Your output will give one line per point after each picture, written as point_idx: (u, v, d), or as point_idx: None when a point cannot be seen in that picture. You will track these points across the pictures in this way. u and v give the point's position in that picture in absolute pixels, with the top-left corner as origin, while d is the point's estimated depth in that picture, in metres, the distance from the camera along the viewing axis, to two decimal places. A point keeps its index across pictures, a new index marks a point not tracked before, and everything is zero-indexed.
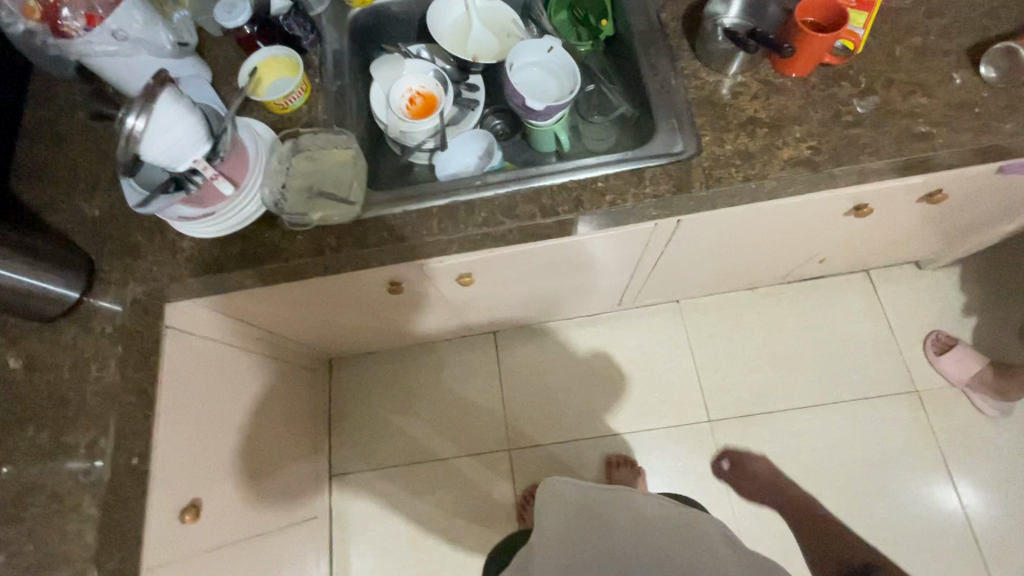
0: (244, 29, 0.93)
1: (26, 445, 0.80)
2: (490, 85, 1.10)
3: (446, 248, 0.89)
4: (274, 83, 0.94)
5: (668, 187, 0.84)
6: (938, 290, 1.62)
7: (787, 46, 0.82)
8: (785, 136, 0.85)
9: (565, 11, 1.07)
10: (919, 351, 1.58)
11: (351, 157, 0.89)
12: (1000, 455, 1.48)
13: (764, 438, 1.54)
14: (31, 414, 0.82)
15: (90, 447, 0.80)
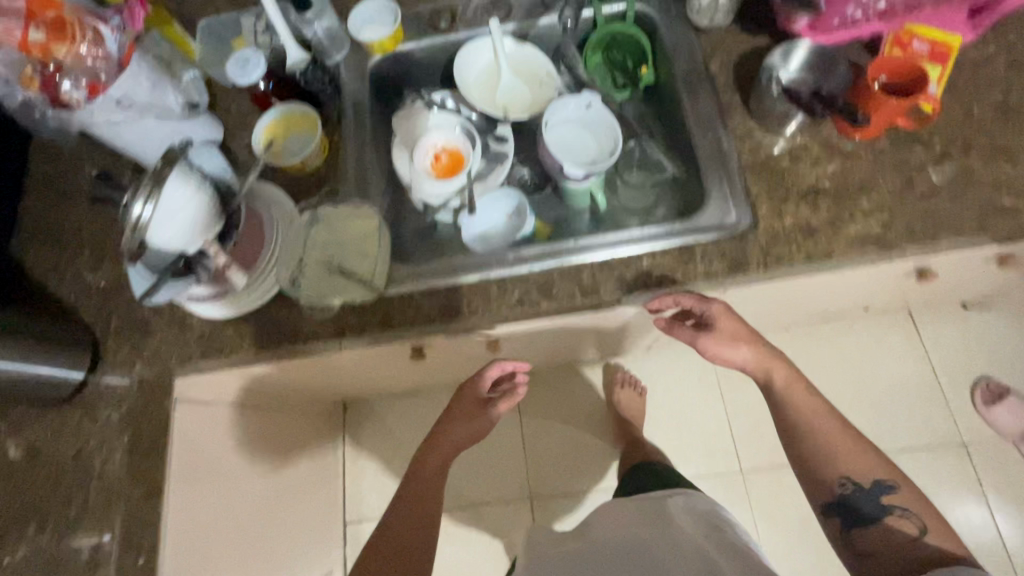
0: (259, 85, 0.86)
1: (29, 545, 0.75)
2: (519, 134, 1.03)
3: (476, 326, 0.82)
4: (290, 141, 0.87)
5: (721, 266, 0.77)
6: (987, 333, 1.52)
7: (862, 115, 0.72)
8: (851, 209, 0.77)
9: (602, 52, 0.97)
10: (967, 399, 1.49)
11: (375, 228, 0.82)
12: None
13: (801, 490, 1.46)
14: (33, 509, 0.76)
15: (96, 547, 0.75)
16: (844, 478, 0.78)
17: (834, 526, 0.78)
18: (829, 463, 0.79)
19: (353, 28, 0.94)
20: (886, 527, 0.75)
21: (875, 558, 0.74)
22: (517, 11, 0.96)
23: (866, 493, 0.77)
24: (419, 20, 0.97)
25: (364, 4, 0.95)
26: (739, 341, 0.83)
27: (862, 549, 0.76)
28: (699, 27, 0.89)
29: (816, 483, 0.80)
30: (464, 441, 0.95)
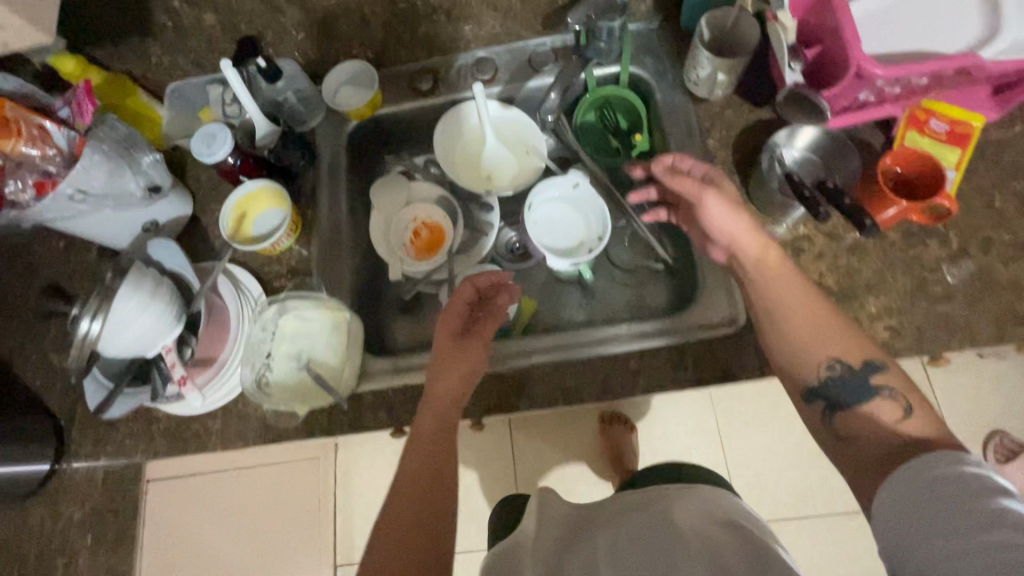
0: (228, 161, 0.81)
1: None
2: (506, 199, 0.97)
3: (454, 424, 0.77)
4: (261, 218, 0.85)
5: (714, 372, 0.71)
6: (1002, 385, 1.45)
7: (869, 223, 0.65)
8: (857, 311, 0.71)
9: (596, 111, 0.90)
10: (978, 454, 1.43)
11: (343, 319, 0.78)
12: None
13: (802, 547, 1.41)
14: None
15: None
16: (834, 358, 0.59)
17: (815, 413, 0.59)
18: (810, 347, 0.60)
19: (327, 92, 0.88)
20: (873, 405, 0.55)
21: (853, 447, 0.54)
22: (503, 71, 0.89)
23: (856, 376, 0.57)
24: (399, 79, 0.90)
25: (341, 65, 0.88)
26: (726, 200, 0.68)
27: (845, 432, 0.56)
28: (698, 96, 0.82)
29: (793, 349, 0.61)
30: (459, 392, 0.65)
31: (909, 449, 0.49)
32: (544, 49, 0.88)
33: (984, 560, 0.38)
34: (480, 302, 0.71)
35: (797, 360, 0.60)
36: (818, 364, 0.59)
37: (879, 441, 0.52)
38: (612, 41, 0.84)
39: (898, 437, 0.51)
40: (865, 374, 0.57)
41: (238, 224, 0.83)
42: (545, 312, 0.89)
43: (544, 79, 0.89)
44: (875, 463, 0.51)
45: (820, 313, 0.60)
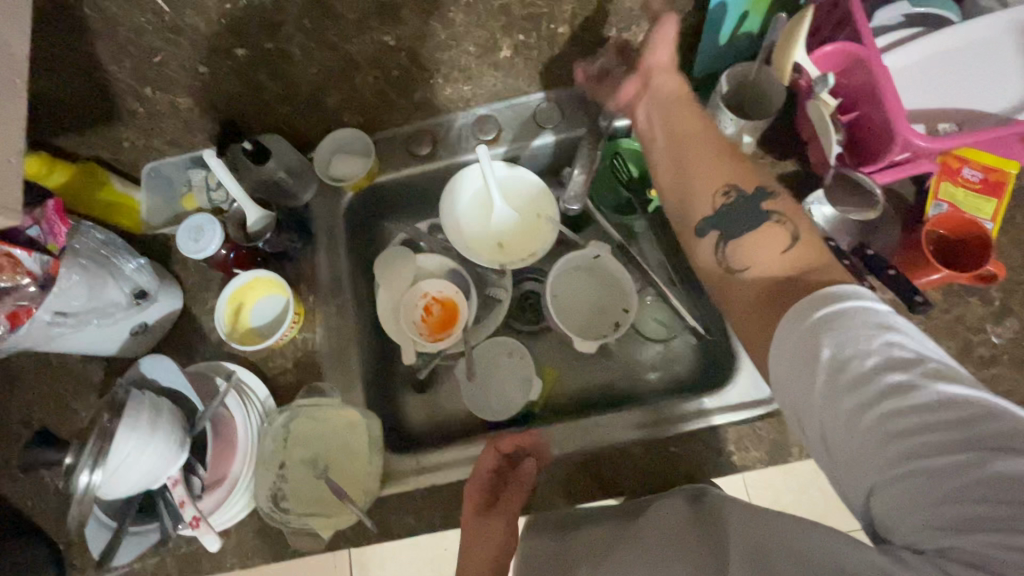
0: (219, 252, 0.75)
1: None
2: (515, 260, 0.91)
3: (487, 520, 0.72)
4: (259, 306, 0.79)
5: (759, 453, 0.68)
6: None
7: (921, 297, 0.62)
8: None
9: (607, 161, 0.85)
10: None
11: (359, 416, 0.73)
12: None
13: None
14: None
15: None
16: (728, 186, 0.58)
17: (707, 245, 0.57)
18: (708, 181, 0.59)
19: (319, 165, 0.81)
20: (760, 235, 0.54)
21: (738, 281, 0.54)
22: (508, 129, 0.83)
23: (748, 201, 0.56)
24: (395, 141, 0.83)
25: (332, 134, 0.81)
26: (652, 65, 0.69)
27: (736, 263, 0.55)
28: None
29: (686, 166, 0.61)
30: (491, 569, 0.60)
31: (791, 283, 0.49)
32: (546, 105, 0.82)
33: (889, 399, 0.39)
34: (506, 467, 0.66)
35: (684, 202, 0.61)
36: (713, 194, 0.58)
37: (766, 271, 0.52)
38: None
39: (774, 274, 0.51)
40: (756, 202, 0.56)
41: (236, 318, 0.78)
42: (567, 380, 0.85)
43: (552, 136, 0.82)
44: (759, 310, 0.50)
45: (721, 160, 0.60)
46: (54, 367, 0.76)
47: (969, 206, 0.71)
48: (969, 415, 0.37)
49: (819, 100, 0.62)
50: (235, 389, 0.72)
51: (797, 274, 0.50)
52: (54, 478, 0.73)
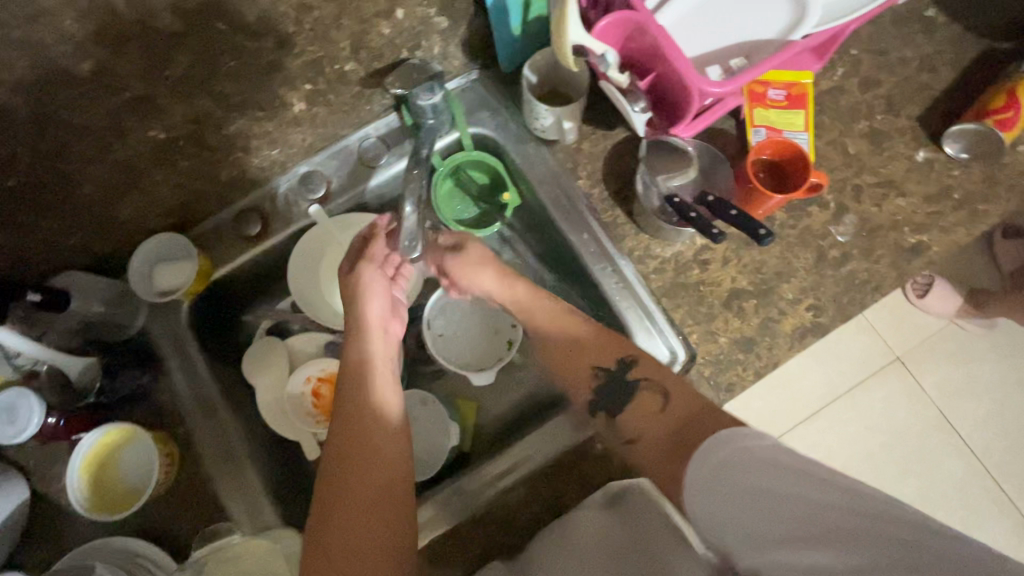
0: (48, 422, 0.65)
1: None
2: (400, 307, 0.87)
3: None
4: (121, 466, 0.69)
5: None
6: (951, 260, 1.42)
7: (764, 231, 0.64)
8: (778, 303, 0.71)
9: (451, 177, 0.81)
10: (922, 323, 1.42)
11: (270, 543, 0.64)
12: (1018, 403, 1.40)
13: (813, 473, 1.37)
14: None
15: None
16: (595, 371, 0.66)
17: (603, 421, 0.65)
18: (580, 369, 0.67)
19: (140, 286, 0.72)
20: (637, 404, 0.63)
21: (642, 442, 0.61)
22: (336, 181, 0.78)
23: (618, 386, 0.65)
24: (223, 232, 0.76)
25: (140, 248, 0.72)
26: (478, 274, 0.75)
27: (630, 435, 0.63)
28: (549, 140, 0.77)
29: (571, 364, 0.68)
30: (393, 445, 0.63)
31: (700, 418, 0.56)
32: (371, 143, 0.77)
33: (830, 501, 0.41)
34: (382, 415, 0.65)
35: (572, 376, 0.68)
36: (591, 386, 0.66)
37: (661, 427, 0.59)
38: (439, 115, 0.74)
39: (674, 423, 0.58)
40: (619, 378, 0.65)
41: (98, 486, 0.68)
42: (487, 408, 0.82)
43: (386, 173, 0.79)
44: (669, 458, 0.57)
45: (583, 353, 0.67)
46: None
47: (783, 122, 0.74)
48: (899, 533, 0.37)
49: (610, 77, 0.62)
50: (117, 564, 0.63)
51: (689, 419, 0.57)
52: None
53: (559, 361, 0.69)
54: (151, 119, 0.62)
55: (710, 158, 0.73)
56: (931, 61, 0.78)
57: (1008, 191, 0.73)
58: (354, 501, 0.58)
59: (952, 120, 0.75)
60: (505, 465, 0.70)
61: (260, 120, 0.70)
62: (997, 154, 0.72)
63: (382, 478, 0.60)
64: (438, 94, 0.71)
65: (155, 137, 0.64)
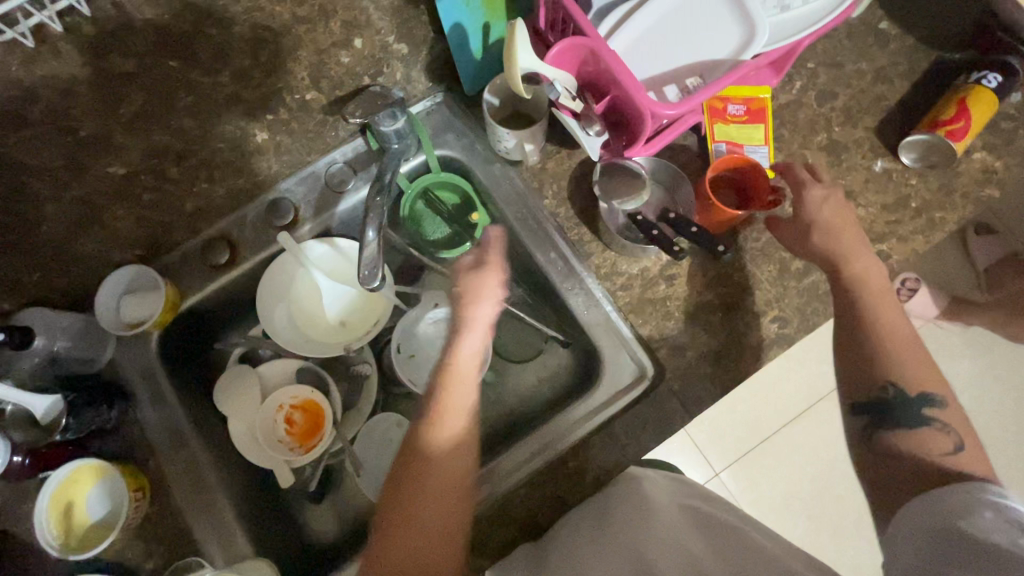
0: (14, 462, 0.65)
1: None
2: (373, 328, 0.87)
3: None
4: (90, 500, 0.68)
5: (647, 433, 0.70)
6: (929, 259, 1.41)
7: (722, 248, 0.68)
8: (744, 316, 0.72)
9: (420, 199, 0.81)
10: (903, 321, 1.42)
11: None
12: (998, 398, 1.41)
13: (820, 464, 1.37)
14: None
15: None
16: (885, 381, 0.64)
17: (855, 426, 0.66)
18: (866, 373, 0.65)
19: (106, 319, 0.71)
20: (923, 435, 0.62)
21: (892, 465, 0.62)
22: (305, 206, 0.77)
23: (906, 403, 0.63)
24: (190, 261, 0.75)
25: (108, 279, 0.72)
26: (831, 233, 0.68)
27: (885, 446, 0.63)
28: (514, 160, 0.78)
29: (866, 359, 0.66)
30: (461, 473, 0.60)
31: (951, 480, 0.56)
32: (337, 168, 0.77)
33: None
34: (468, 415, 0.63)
35: (919, 360, 0.65)
36: (868, 392, 0.65)
37: (914, 469, 0.60)
38: (404, 139, 0.75)
39: (925, 472, 0.59)
40: (915, 401, 0.63)
41: (66, 523, 0.66)
42: None
43: (353, 197, 0.78)
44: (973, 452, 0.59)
45: (884, 357, 0.65)
46: None
47: (744, 137, 0.75)
48: None
49: (563, 103, 0.64)
50: None
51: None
52: None
53: (909, 357, 0.65)
54: (111, 154, 0.71)
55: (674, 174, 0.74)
56: (885, 72, 0.79)
57: (962, 199, 0.74)
58: (421, 536, 0.57)
59: (907, 130, 0.77)
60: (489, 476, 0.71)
61: (224, 150, 0.74)
62: (950, 160, 0.74)
63: (448, 509, 0.58)
64: (400, 120, 0.72)
65: (115, 172, 0.72)
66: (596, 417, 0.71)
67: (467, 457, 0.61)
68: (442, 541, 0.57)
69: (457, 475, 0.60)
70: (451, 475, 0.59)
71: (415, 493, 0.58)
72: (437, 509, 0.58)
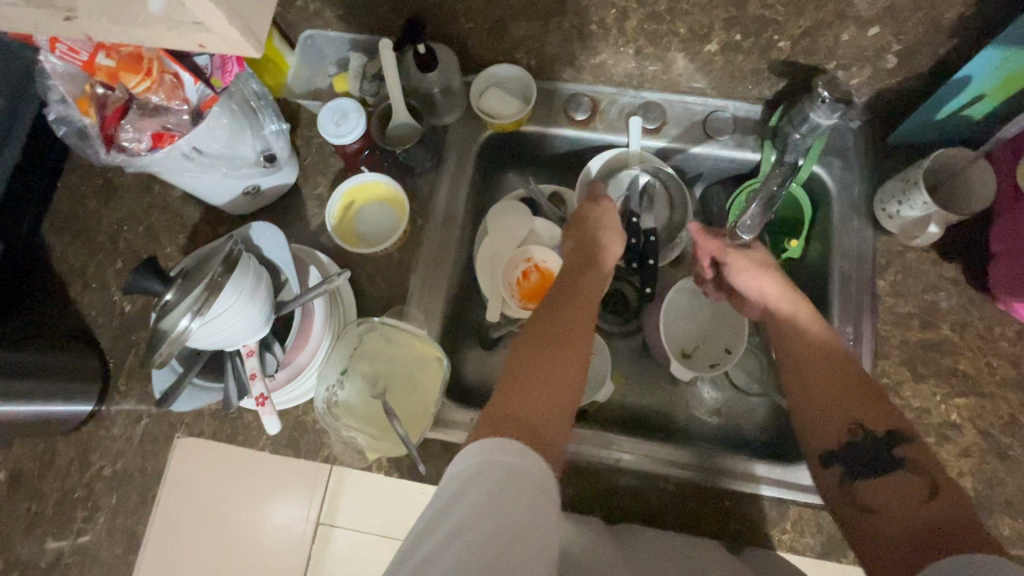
0: (353, 145, 0.73)
1: (9, 563, 0.72)
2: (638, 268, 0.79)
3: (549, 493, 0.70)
4: (367, 212, 0.77)
5: (813, 541, 0.66)
6: None
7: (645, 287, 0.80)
8: (987, 528, 0.64)
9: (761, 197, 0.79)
10: None
11: (428, 351, 0.70)
12: None
13: None
14: (29, 526, 0.73)
15: None
16: (854, 424, 0.58)
17: (831, 479, 0.58)
18: (830, 420, 0.59)
19: (475, 94, 0.77)
20: (894, 479, 0.54)
21: (873, 518, 0.53)
22: (671, 125, 0.79)
23: (878, 446, 0.56)
24: (555, 99, 0.79)
25: (497, 66, 0.78)
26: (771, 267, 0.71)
27: (866, 503, 0.54)
28: (879, 227, 0.73)
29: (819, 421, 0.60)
30: (578, 345, 0.59)
31: None
32: (722, 116, 0.77)
33: None
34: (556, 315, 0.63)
35: (836, 414, 0.59)
36: None
37: (900, 521, 0.50)
38: (812, 134, 0.70)
39: (909, 527, 0.49)
40: (886, 446, 0.56)
41: (344, 212, 0.76)
42: (630, 393, 0.81)
43: (716, 149, 0.77)
44: None
45: (834, 412, 0.59)
46: (181, 200, 0.80)
47: None
48: None
49: None
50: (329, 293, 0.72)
51: (954, 526, 0.47)
52: (142, 300, 0.78)
53: (833, 398, 0.59)
54: None
55: (978, 360, 0.69)
56: None
57: None
58: (530, 394, 0.53)
59: None
60: (633, 447, 0.72)
61: None
62: None
63: (555, 369, 0.56)
64: (833, 119, 0.67)
65: None
66: (784, 490, 0.68)
67: (547, 338, 0.60)
68: (550, 397, 0.54)
69: (579, 365, 0.58)
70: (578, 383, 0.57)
71: (529, 369, 0.56)
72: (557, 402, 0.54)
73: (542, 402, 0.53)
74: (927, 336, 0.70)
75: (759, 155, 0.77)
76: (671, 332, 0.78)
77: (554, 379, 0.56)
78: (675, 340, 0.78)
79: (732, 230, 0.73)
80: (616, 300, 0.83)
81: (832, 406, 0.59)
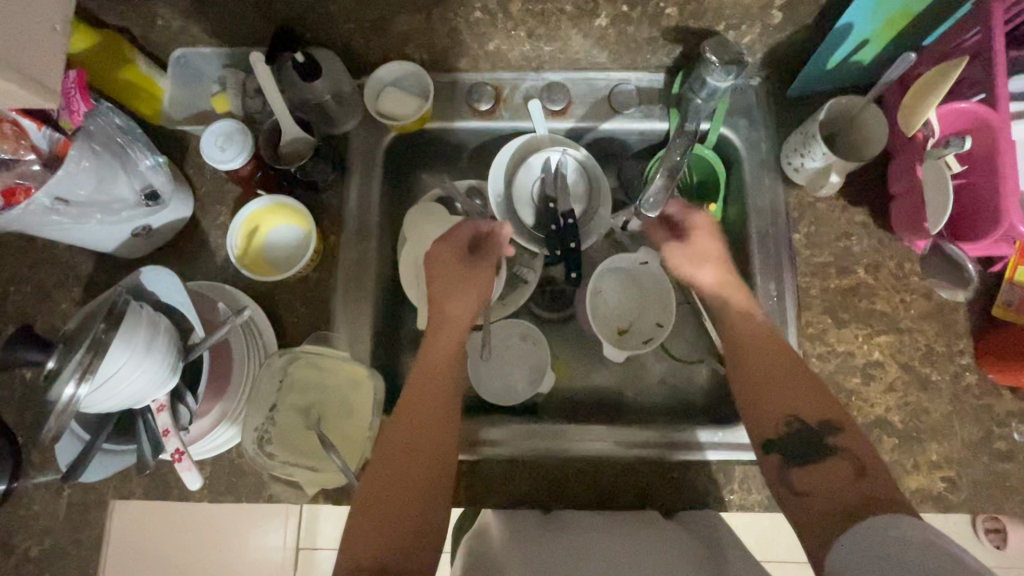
0: (244, 168, 0.69)
1: None
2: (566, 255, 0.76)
3: (503, 490, 0.69)
4: (273, 237, 0.73)
5: (761, 497, 0.68)
6: None
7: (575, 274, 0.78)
8: (918, 457, 0.67)
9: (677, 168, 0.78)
10: None
11: (360, 373, 0.68)
12: None
13: None
14: None
15: None
16: (790, 417, 0.58)
17: (772, 465, 0.58)
18: (766, 408, 0.60)
19: (369, 97, 0.74)
20: (827, 464, 0.54)
21: (813, 495, 0.53)
22: (578, 105, 0.77)
23: (812, 435, 0.57)
24: (455, 92, 0.77)
25: (388, 65, 0.74)
26: (704, 255, 0.71)
27: (802, 488, 0.55)
28: (790, 181, 0.74)
29: (758, 407, 0.60)
30: (438, 442, 0.59)
31: None
32: (625, 89, 0.76)
33: None
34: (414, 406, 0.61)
35: (779, 398, 0.60)
36: None
37: (836, 499, 0.51)
38: (711, 99, 0.71)
39: (847, 505, 0.50)
40: (819, 434, 0.56)
41: (248, 242, 0.72)
42: (576, 378, 0.80)
43: (624, 123, 0.76)
44: None
45: (768, 402, 0.60)
46: (70, 250, 0.73)
47: None
48: None
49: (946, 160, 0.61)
50: (244, 328, 0.68)
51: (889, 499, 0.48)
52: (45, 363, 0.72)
53: (772, 384, 0.60)
54: None
55: (893, 298, 0.71)
56: None
57: None
58: (386, 517, 0.54)
59: None
60: (588, 434, 0.72)
61: None
62: None
63: (412, 476, 0.57)
64: (729, 81, 0.67)
65: None
66: (735, 452, 0.69)
67: (405, 439, 0.59)
68: (409, 512, 0.55)
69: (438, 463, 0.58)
70: (435, 484, 0.57)
71: (388, 479, 0.56)
72: (411, 523, 0.54)
73: (400, 522, 0.54)
74: (844, 283, 0.72)
75: (667, 124, 0.76)
76: (602, 313, 0.78)
77: (410, 490, 0.56)
78: (609, 320, 0.78)
79: (637, 209, 0.75)
80: (549, 287, 0.82)
81: (775, 392, 0.60)
